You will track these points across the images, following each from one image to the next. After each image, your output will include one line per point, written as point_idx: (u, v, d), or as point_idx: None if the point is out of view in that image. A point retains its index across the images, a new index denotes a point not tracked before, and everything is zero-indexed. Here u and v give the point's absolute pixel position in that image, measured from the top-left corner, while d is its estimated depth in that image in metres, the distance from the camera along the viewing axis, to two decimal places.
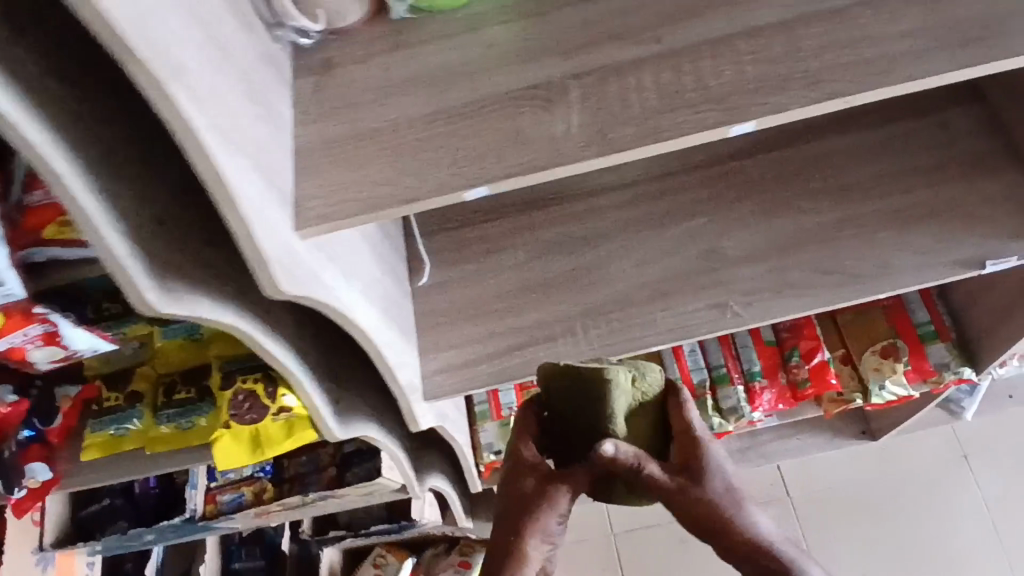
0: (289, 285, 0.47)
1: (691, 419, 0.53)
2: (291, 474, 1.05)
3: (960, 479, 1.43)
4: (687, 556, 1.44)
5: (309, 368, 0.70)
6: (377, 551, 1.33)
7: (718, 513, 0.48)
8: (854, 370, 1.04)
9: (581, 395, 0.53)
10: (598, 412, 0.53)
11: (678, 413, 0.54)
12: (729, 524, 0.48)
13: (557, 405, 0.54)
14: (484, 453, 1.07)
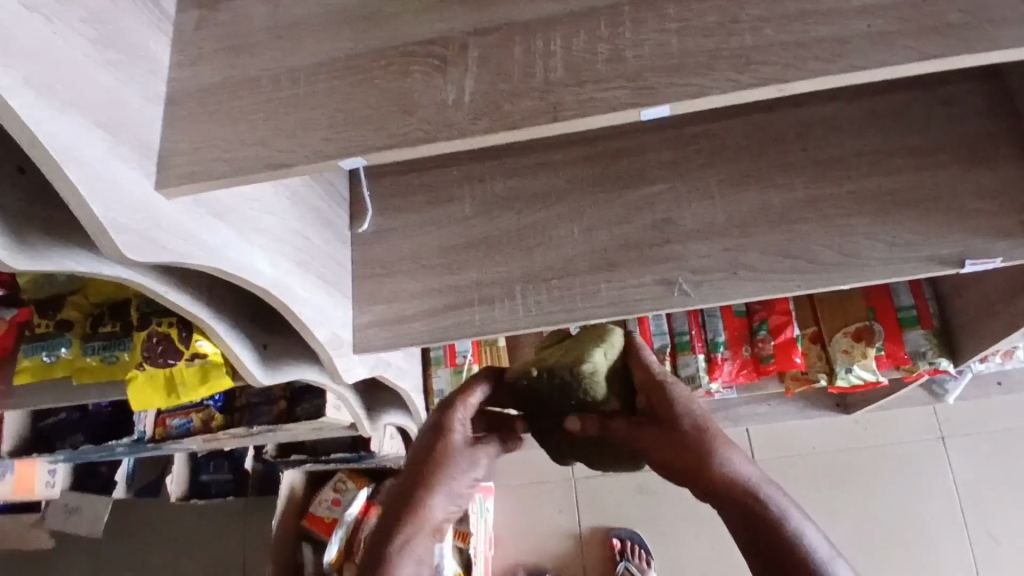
0: (139, 254, 0.44)
1: (655, 372, 0.60)
2: (243, 402, 1.05)
3: (932, 460, 1.40)
4: (645, 507, 1.45)
5: (226, 317, 0.69)
6: (338, 477, 1.34)
7: (679, 454, 0.55)
8: (822, 351, 1.00)
9: (557, 388, 0.60)
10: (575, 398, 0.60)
11: (641, 367, 0.61)
12: (687, 462, 0.55)
13: (537, 397, 0.62)
14: (435, 399, 1.06)
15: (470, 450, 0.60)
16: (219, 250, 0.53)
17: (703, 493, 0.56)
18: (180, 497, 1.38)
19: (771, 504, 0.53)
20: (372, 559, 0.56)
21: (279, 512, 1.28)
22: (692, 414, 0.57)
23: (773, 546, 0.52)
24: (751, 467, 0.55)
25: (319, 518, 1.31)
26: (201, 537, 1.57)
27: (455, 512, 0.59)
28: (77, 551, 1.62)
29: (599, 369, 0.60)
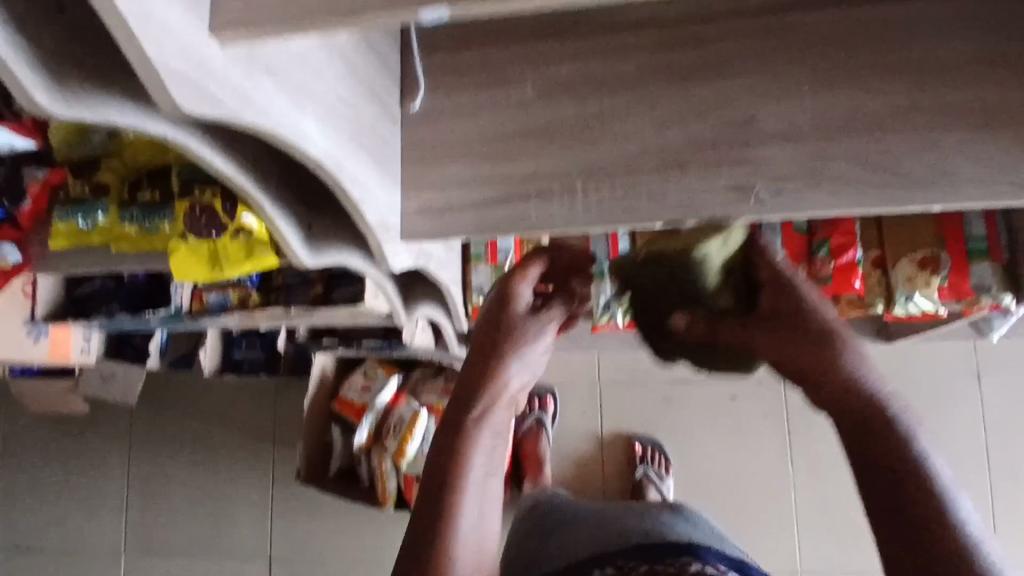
0: (199, 110, 0.43)
1: (781, 269, 0.61)
2: (279, 284, 1.04)
3: (965, 395, 1.37)
4: (669, 416, 1.46)
5: (271, 191, 0.65)
6: (369, 364, 1.33)
7: (796, 355, 0.54)
8: (883, 277, 0.95)
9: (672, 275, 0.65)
10: (691, 287, 0.64)
11: (765, 262, 0.62)
12: (804, 360, 0.54)
13: (653, 284, 0.67)
14: (474, 295, 1.05)
15: (535, 318, 0.64)
16: (266, 108, 0.49)
17: (818, 399, 0.53)
18: (213, 371, 1.41)
19: (895, 417, 0.50)
20: (454, 416, 0.60)
21: (310, 393, 1.30)
22: (820, 317, 0.55)
23: (889, 455, 0.49)
24: (879, 375, 0.52)
25: (349, 402, 1.30)
26: (235, 412, 1.63)
27: (526, 381, 0.63)
28: (119, 415, 1.69)
29: (708, 260, 0.63)
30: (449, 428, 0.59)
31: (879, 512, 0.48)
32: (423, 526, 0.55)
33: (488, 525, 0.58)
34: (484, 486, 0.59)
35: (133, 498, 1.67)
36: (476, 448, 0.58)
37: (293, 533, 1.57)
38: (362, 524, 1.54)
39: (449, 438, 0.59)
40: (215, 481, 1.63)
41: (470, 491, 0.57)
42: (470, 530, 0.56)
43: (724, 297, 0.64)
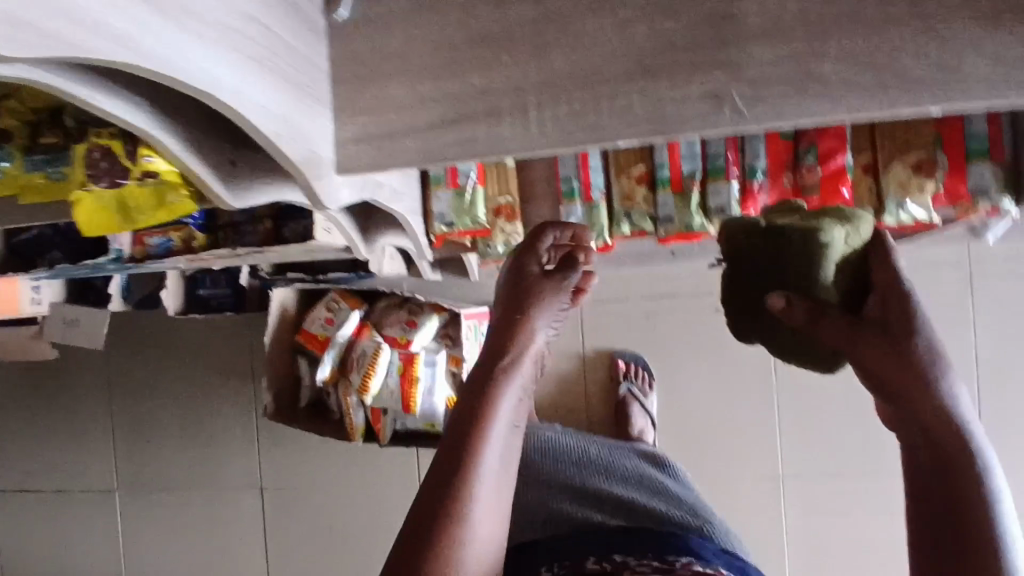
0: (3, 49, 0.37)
1: (897, 275, 0.53)
2: (225, 221, 0.98)
3: (958, 299, 1.31)
4: (654, 332, 1.43)
5: (177, 128, 0.57)
6: (331, 297, 1.27)
7: (899, 365, 0.50)
8: (873, 184, 0.88)
9: (785, 254, 0.55)
10: (803, 272, 0.55)
11: (882, 266, 0.54)
12: (907, 370, 0.50)
13: (748, 260, 0.58)
14: (435, 224, 0.96)
15: (550, 279, 0.64)
16: (109, 27, 0.42)
17: (895, 414, 0.50)
18: (179, 310, 1.36)
19: (974, 449, 0.47)
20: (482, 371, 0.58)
21: (269, 328, 1.25)
22: (925, 340, 0.51)
23: (954, 494, 0.46)
24: (964, 411, 0.49)
25: (313, 335, 1.26)
26: (210, 349, 1.59)
27: (546, 343, 0.62)
28: (93, 356, 1.65)
29: (834, 247, 0.54)
30: (472, 385, 0.57)
31: (929, 546, 0.46)
32: (442, 484, 0.52)
33: (506, 487, 0.55)
34: (509, 443, 0.56)
35: (119, 437, 1.66)
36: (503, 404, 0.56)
37: (280, 464, 1.57)
38: (348, 453, 1.54)
39: (475, 393, 0.56)
40: (199, 417, 1.61)
41: (496, 444, 0.54)
42: (492, 487, 0.54)
43: (832, 292, 0.54)
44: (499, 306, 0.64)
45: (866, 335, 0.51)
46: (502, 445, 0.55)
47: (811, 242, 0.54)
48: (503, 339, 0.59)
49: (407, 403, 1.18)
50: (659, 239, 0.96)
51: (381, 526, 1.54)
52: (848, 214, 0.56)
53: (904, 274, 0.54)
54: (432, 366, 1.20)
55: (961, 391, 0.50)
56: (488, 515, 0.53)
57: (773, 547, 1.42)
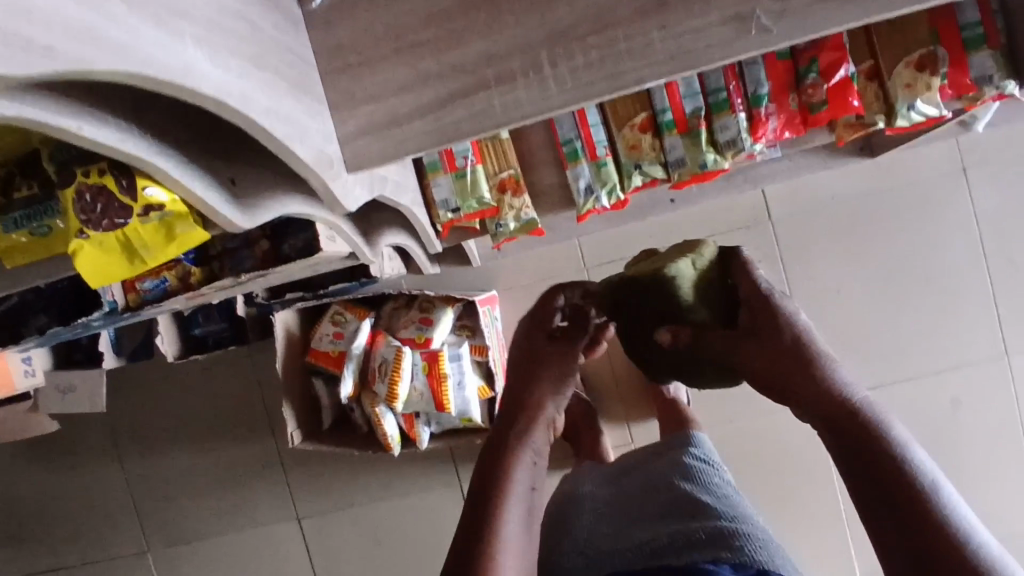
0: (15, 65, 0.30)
1: (757, 281, 0.68)
2: (218, 250, 0.94)
3: (954, 194, 1.30)
4: None
5: (174, 151, 0.53)
6: (334, 310, 1.23)
7: (782, 362, 0.64)
8: (880, 88, 0.85)
9: (653, 294, 0.72)
10: (669, 300, 0.71)
11: (746, 277, 0.69)
12: (788, 372, 0.63)
13: (626, 305, 0.76)
14: (441, 212, 0.92)
15: (556, 345, 0.81)
16: (128, 47, 0.36)
17: (802, 411, 0.63)
18: (177, 355, 1.30)
19: (873, 420, 0.60)
20: (500, 442, 0.75)
21: (279, 354, 1.20)
22: (789, 326, 0.64)
23: (862, 446, 0.58)
24: (851, 386, 0.62)
25: (324, 353, 1.22)
26: (216, 387, 1.53)
27: (553, 409, 0.79)
28: (94, 419, 1.58)
29: (681, 276, 0.70)
30: (494, 459, 0.73)
31: (876, 518, 0.57)
32: (474, 530, 0.66)
33: (527, 543, 0.68)
34: (528, 502, 0.71)
35: (137, 495, 1.60)
36: (519, 468, 0.72)
37: (312, 489, 1.53)
38: (380, 465, 1.50)
39: (494, 465, 0.72)
40: (218, 459, 1.56)
41: (514, 505, 0.69)
42: (517, 537, 0.67)
43: (699, 312, 0.70)
44: (517, 375, 0.81)
45: (744, 346, 0.65)
46: (517, 506, 0.69)
47: (662, 280, 0.71)
48: (516, 409, 0.77)
49: (440, 403, 1.14)
50: (671, 185, 0.94)
51: (428, 527, 1.51)
52: (694, 248, 0.75)
53: (760, 283, 0.68)
54: (458, 360, 1.15)
55: (842, 369, 0.63)
56: (516, 561, 0.65)
57: (819, 475, 1.40)
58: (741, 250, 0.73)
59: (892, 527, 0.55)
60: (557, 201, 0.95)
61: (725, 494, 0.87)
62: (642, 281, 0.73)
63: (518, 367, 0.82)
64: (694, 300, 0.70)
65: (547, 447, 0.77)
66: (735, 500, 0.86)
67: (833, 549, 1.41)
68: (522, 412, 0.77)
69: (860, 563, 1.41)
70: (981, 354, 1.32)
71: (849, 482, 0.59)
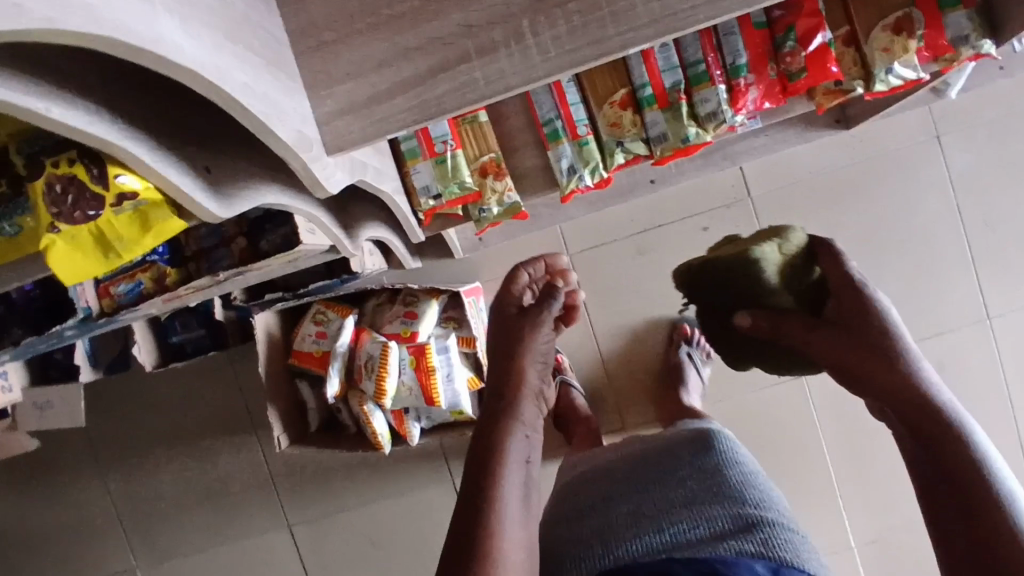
0: None
1: (846, 270, 0.72)
2: (194, 250, 0.91)
3: (929, 161, 1.32)
4: (648, 268, 1.37)
5: (147, 138, 0.51)
6: (316, 309, 1.21)
7: (866, 350, 0.66)
8: (857, 55, 0.85)
9: (738, 262, 0.81)
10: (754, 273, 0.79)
11: (834, 266, 0.74)
12: (874, 366, 0.65)
13: (722, 269, 0.84)
14: (422, 199, 0.90)
15: (533, 314, 0.82)
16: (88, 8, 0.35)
17: (875, 404, 0.66)
18: (155, 364, 1.26)
19: (952, 417, 0.61)
20: (488, 419, 0.73)
21: (261, 357, 1.17)
22: (879, 323, 0.68)
23: (936, 441, 0.60)
24: (937, 389, 0.63)
25: (307, 353, 1.19)
26: (198, 397, 1.49)
27: (541, 375, 0.78)
28: (72, 437, 1.53)
29: (765, 258, 0.78)
30: (488, 429, 0.72)
31: (935, 506, 0.59)
32: (472, 511, 0.64)
33: (527, 512, 0.67)
34: (523, 474, 0.69)
35: (121, 513, 1.55)
36: (511, 442, 0.71)
37: (303, 495, 1.50)
38: (372, 465, 1.47)
39: (488, 437, 0.71)
40: (204, 470, 1.52)
41: (512, 476, 0.67)
42: (516, 506, 0.66)
43: (784, 297, 0.79)
44: (496, 346, 0.81)
45: (818, 334, 0.70)
46: (514, 476, 0.68)
47: (748, 259, 0.79)
48: (505, 377, 0.76)
49: (430, 396, 1.11)
50: (653, 163, 0.93)
51: (423, 525, 1.49)
52: (782, 231, 0.81)
53: (850, 273, 0.72)
54: (446, 352, 1.13)
55: (929, 371, 0.64)
56: (517, 531, 0.64)
57: (812, 449, 1.40)
58: (831, 241, 0.76)
59: (952, 513, 0.57)
60: (540, 183, 0.93)
61: (753, 480, 0.82)
62: (722, 265, 0.84)
63: (494, 346, 0.82)
64: (783, 293, 0.79)
65: (538, 419, 0.75)
66: (765, 487, 0.82)
67: (828, 522, 1.42)
68: (506, 387, 0.75)
69: (856, 534, 1.41)
70: (962, 318, 1.34)
71: (917, 473, 0.61)
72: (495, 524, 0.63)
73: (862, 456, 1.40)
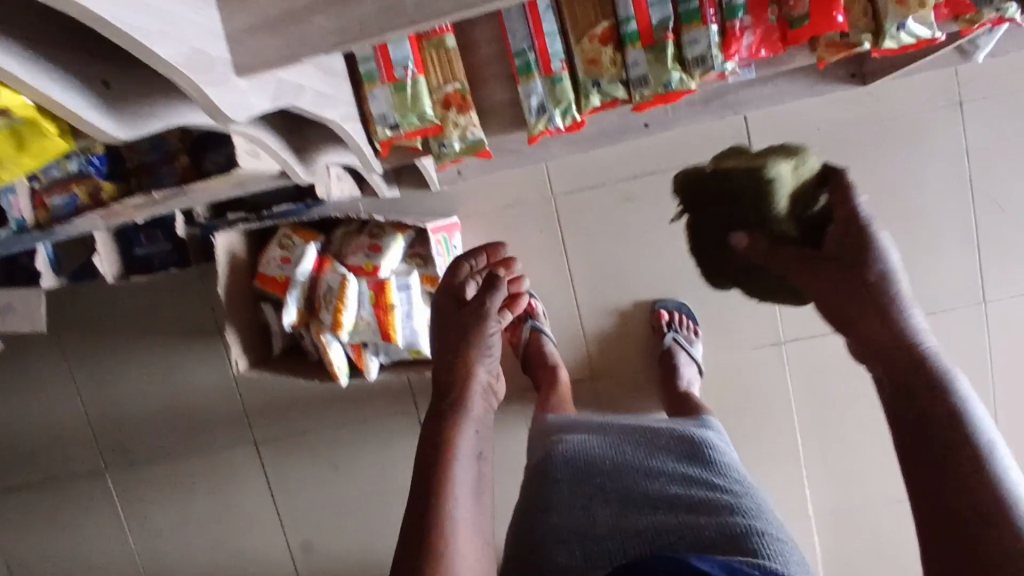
0: None
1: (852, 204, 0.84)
2: (136, 164, 0.88)
3: (946, 128, 1.22)
4: (633, 218, 1.30)
5: (19, 48, 0.46)
6: (282, 233, 1.17)
7: (864, 286, 0.78)
8: (869, 4, 0.75)
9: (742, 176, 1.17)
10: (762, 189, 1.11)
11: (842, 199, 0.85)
12: (866, 304, 0.77)
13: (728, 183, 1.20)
14: (378, 128, 0.83)
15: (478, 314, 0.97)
16: None
17: (857, 341, 0.78)
18: (116, 277, 1.23)
19: (942, 368, 0.70)
20: (439, 409, 0.90)
21: (221, 278, 1.13)
22: (876, 269, 0.78)
23: (924, 398, 0.68)
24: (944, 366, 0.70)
25: (271, 278, 1.15)
26: (169, 309, 1.48)
27: (483, 369, 0.94)
28: (46, 339, 1.53)
29: (780, 179, 1.09)
30: (436, 418, 0.88)
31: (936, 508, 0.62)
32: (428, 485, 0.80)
33: (472, 487, 0.83)
34: (472, 456, 0.86)
35: (94, 418, 1.57)
36: (458, 428, 0.87)
37: (270, 416, 1.51)
38: (339, 391, 1.47)
39: (436, 424, 0.88)
40: (175, 383, 1.52)
41: (458, 458, 0.84)
42: (463, 481, 0.82)
43: (786, 226, 1.06)
44: (448, 343, 0.96)
45: (828, 270, 0.83)
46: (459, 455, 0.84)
47: (763, 181, 1.11)
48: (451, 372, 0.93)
49: (386, 333, 1.09)
50: (634, 108, 0.85)
51: (385, 455, 1.50)
52: (800, 157, 1.10)
53: (860, 211, 0.83)
54: (407, 290, 1.10)
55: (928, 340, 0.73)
56: (463, 502, 0.80)
57: (781, 418, 1.37)
58: (841, 172, 0.87)
59: (931, 466, 0.64)
60: (507, 119, 0.87)
61: (734, 490, 0.83)
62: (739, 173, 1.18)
63: (444, 341, 0.97)
64: (785, 214, 1.07)
65: (485, 411, 0.92)
66: (746, 497, 0.82)
67: (787, 490, 1.41)
68: (452, 381, 0.92)
69: (814, 504, 1.41)
70: (956, 300, 1.28)
71: (903, 420, 0.69)
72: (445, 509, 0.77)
73: (831, 428, 1.37)
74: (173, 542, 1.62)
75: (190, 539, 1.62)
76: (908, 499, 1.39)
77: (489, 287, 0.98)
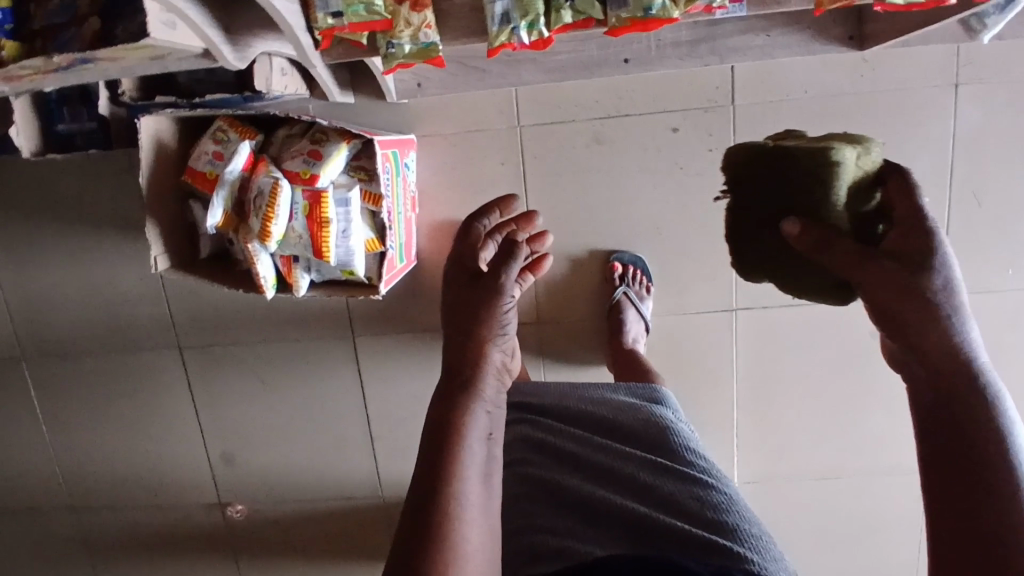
0: None
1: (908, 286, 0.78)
2: (40, 26, 0.77)
3: (938, 105, 1.16)
4: (600, 159, 1.23)
5: None
6: (217, 125, 1.06)
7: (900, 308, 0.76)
8: None
9: None
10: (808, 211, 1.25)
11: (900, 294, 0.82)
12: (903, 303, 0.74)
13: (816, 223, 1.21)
14: (319, 14, 0.75)
15: (505, 279, 0.75)
16: None
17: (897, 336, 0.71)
18: (34, 152, 1.12)
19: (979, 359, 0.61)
20: (446, 390, 0.71)
21: (143, 166, 1.03)
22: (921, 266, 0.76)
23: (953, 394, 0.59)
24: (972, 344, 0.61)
25: (199, 174, 1.06)
26: (98, 194, 1.37)
27: (503, 349, 0.74)
28: None
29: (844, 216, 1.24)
30: (444, 406, 0.69)
31: (939, 483, 0.58)
32: (428, 485, 0.64)
33: (490, 488, 0.68)
34: (484, 449, 0.70)
35: (8, 300, 1.46)
36: (472, 417, 0.69)
37: (198, 320, 1.43)
38: (274, 304, 1.40)
39: (443, 412, 0.69)
40: (99, 275, 1.42)
41: (471, 459, 0.67)
42: (474, 479, 0.66)
43: None
44: (457, 312, 0.76)
45: (874, 265, 0.65)
46: (474, 448, 0.68)
47: (824, 161, 0.74)
48: (465, 352, 0.72)
49: (319, 250, 1.00)
50: (608, 32, 0.76)
51: (316, 376, 1.45)
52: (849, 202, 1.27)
53: (922, 210, 0.67)
54: (345, 206, 1.01)
55: (973, 328, 0.62)
56: (474, 514, 0.65)
57: (721, 383, 1.35)
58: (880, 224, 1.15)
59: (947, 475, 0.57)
60: (464, 26, 0.77)
61: (706, 473, 0.82)
62: None
63: (450, 312, 0.77)
64: (843, 213, 0.75)
65: (501, 394, 0.74)
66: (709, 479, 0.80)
67: (717, 456, 1.41)
68: (464, 364, 0.72)
69: (741, 472, 1.42)
70: None
71: (921, 417, 0.61)
72: (455, 509, 0.63)
73: (770, 401, 1.36)
74: (90, 439, 1.56)
75: (109, 439, 1.55)
76: (831, 477, 1.40)
77: (506, 255, 0.76)
